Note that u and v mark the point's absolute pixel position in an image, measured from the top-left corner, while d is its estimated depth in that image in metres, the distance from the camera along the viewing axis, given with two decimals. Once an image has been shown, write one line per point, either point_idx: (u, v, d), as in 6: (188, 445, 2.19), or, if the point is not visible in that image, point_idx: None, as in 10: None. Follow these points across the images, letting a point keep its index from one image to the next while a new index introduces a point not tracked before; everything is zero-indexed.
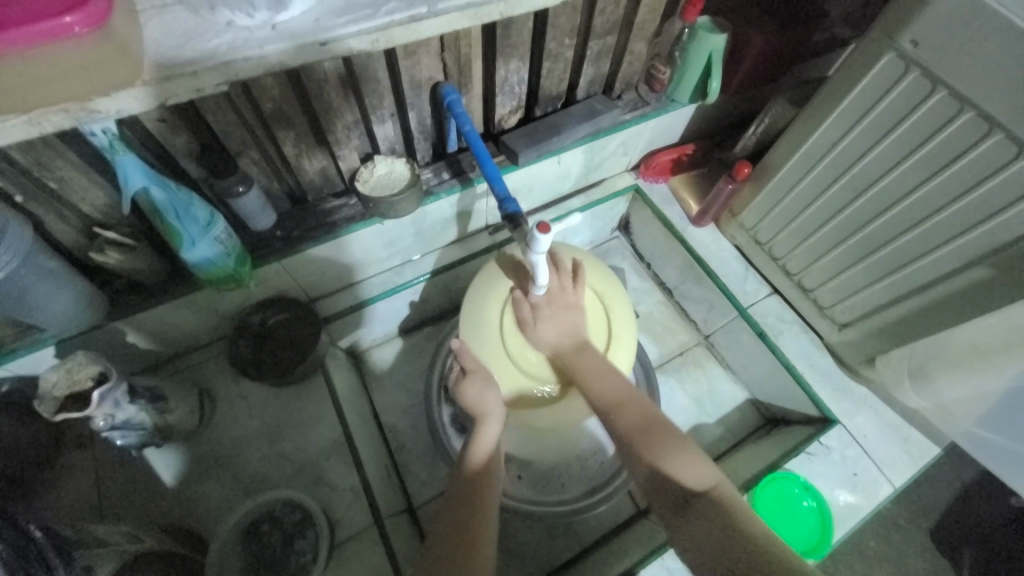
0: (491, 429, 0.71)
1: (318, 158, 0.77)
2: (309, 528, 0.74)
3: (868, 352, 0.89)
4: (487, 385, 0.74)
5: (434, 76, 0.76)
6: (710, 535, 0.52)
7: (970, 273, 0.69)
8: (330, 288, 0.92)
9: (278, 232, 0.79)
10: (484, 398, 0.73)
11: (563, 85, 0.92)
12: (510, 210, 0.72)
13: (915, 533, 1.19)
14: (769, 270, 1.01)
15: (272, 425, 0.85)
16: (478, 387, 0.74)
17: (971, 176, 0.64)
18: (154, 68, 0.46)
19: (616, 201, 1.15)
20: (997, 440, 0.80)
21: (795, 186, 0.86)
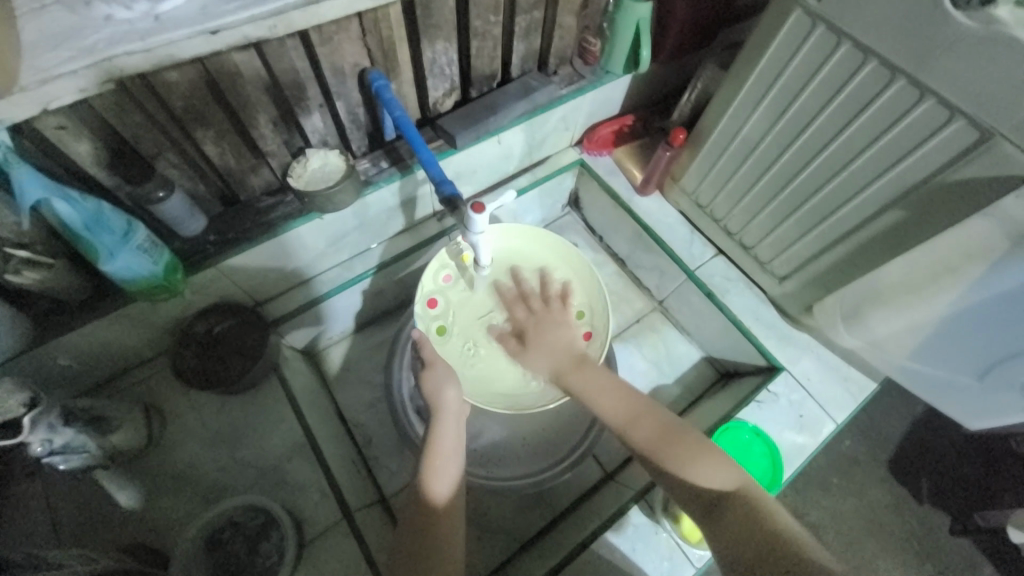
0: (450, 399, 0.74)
1: (246, 155, 0.75)
2: (274, 529, 0.74)
3: (806, 300, 0.94)
4: (445, 380, 0.75)
5: (358, 62, 0.75)
6: (738, 531, 0.57)
7: (885, 216, 0.74)
8: (277, 289, 0.90)
9: (212, 235, 0.77)
10: (441, 396, 0.74)
11: (495, 64, 0.91)
12: (447, 192, 0.72)
13: (870, 466, 1.27)
14: (713, 232, 1.04)
15: (231, 432, 0.83)
16: (434, 386, 0.74)
17: (878, 124, 0.67)
18: (36, 73, 0.44)
19: (563, 176, 1.15)
20: (925, 371, 0.87)
21: (727, 147, 0.89)
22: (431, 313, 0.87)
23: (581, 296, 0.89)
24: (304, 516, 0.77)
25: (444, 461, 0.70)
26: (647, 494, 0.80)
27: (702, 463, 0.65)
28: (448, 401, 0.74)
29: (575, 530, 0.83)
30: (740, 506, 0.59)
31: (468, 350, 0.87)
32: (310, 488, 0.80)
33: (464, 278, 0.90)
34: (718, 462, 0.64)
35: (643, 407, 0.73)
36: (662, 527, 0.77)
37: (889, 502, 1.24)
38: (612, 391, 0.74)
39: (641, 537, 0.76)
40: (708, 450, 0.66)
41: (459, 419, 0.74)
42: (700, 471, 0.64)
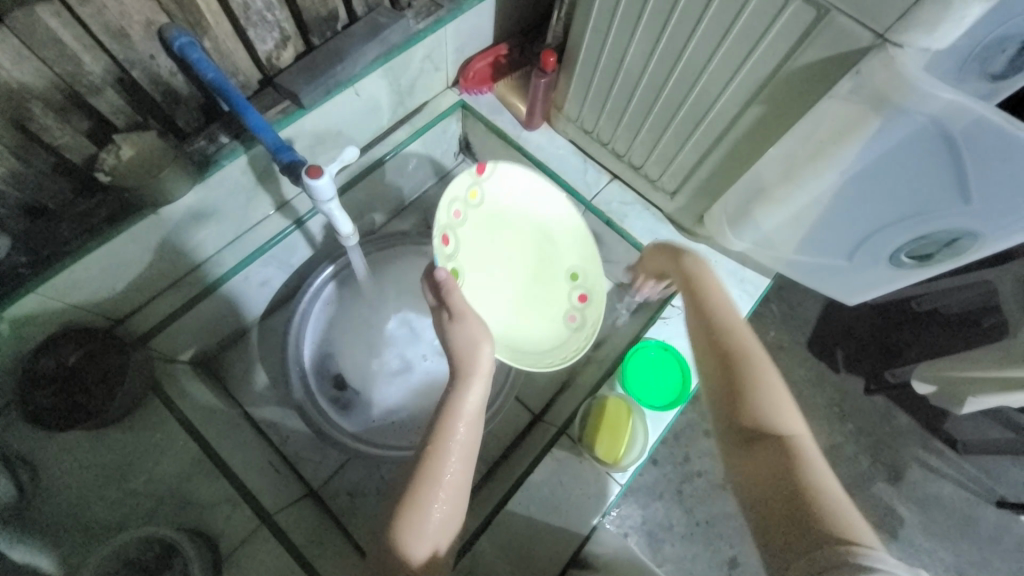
0: (473, 388, 0.67)
1: (33, 152, 0.63)
2: (176, 558, 0.65)
3: (697, 211, 0.94)
4: (478, 333, 0.70)
5: (144, 20, 0.62)
6: (774, 472, 0.50)
7: (746, 114, 0.73)
8: (136, 301, 0.80)
9: (23, 257, 0.66)
10: (477, 354, 0.69)
11: (330, 2, 0.80)
12: (285, 159, 0.64)
13: (791, 350, 1.38)
14: (603, 157, 1.01)
15: (117, 466, 0.71)
16: (463, 339, 0.70)
17: (724, 18, 0.65)
18: None
19: (446, 123, 1.07)
20: (803, 261, 0.92)
21: (596, 64, 0.85)
22: (446, 251, 0.79)
23: (574, 257, 0.90)
24: (215, 534, 0.70)
25: (444, 492, 0.58)
26: (568, 428, 0.82)
27: (786, 403, 0.55)
28: (485, 358, 0.69)
29: (508, 475, 0.84)
30: (785, 451, 0.51)
31: (483, 296, 0.86)
32: (217, 503, 0.73)
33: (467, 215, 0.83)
34: (788, 405, 0.55)
35: (742, 326, 0.65)
36: (585, 456, 0.80)
37: (812, 377, 1.36)
38: (725, 303, 0.68)
39: (565, 469, 0.79)
40: (783, 388, 0.57)
41: (477, 419, 0.65)
42: (781, 411, 0.55)
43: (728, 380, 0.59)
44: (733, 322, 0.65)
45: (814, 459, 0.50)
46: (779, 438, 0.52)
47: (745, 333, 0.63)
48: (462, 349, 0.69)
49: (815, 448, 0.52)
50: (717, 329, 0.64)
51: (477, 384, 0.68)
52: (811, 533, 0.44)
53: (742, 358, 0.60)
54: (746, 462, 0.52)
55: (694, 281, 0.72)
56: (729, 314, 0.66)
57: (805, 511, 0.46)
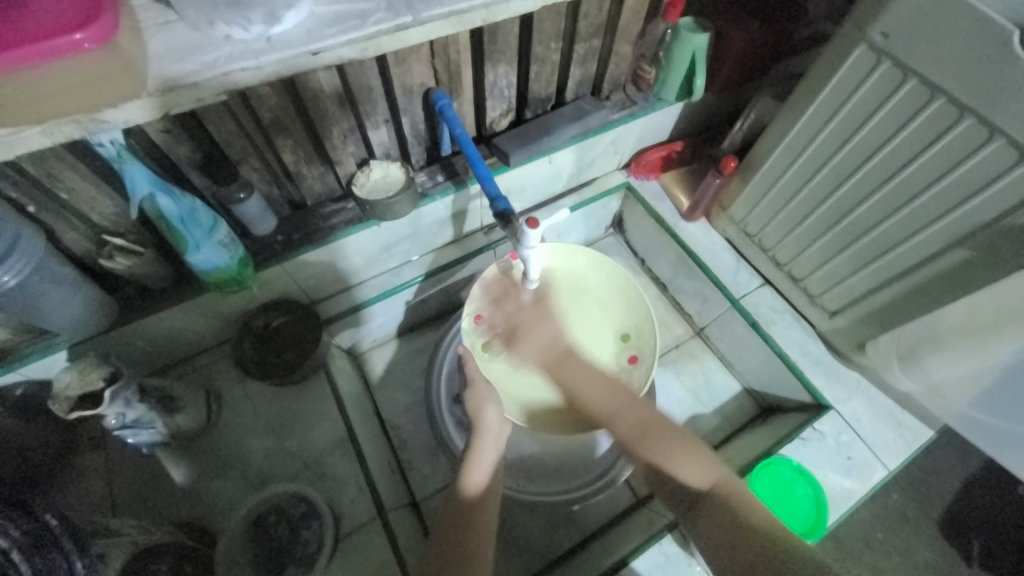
0: (485, 439, 0.75)
1: (316, 163, 0.80)
2: (314, 520, 0.76)
3: (859, 338, 0.90)
4: (489, 395, 0.79)
5: (425, 82, 0.79)
6: (714, 520, 0.64)
7: (947, 256, 0.71)
8: (331, 291, 0.95)
9: (280, 236, 0.82)
10: (483, 411, 0.77)
11: (552, 87, 0.95)
12: (501, 208, 0.74)
13: (922, 523, 1.18)
14: (759, 262, 1.03)
15: (279, 423, 0.87)
16: (477, 398, 0.78)
17: (944, 163, 0.66)
18: (158, 80, 0.51)
19: (609, 198, 1.17)
20: (987, 421, 0.82)
21: (780, 177, 0.89)
22: (478, 329, 0.90)
23: (625, 317, 0.95)
24: (341, 511, 0.79)
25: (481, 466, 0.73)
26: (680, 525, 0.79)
27: (689, 456, 0.70)
28: (490, 418, 0.77)
29: (607, 552, 0.82)
30: (718, 499, 0.65)
31: (513, 365, 0.90)
32: (348, 483, 0.82)
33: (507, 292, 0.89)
34: (694, 454, 0.70)
35: (621, 392, 0.79)
36: (696, 561, 0.75)
37: (945, 565, 1.15)
38: (589, 373, 0.81)
39: (672, 568, 0.75)
40: (689, 445, 0.71)
41: (494, 454, 0.75)
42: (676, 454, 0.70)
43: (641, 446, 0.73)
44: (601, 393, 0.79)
45: (741, 492, 0.65)
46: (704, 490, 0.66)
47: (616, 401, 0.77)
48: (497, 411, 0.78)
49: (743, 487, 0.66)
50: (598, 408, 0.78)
51: (491, 440, 0.76)
52: (760, 558, 0.58)
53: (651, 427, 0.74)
54: (699, 522, 0.66)
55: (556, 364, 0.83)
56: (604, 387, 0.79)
57: (764, 558, 0.57)
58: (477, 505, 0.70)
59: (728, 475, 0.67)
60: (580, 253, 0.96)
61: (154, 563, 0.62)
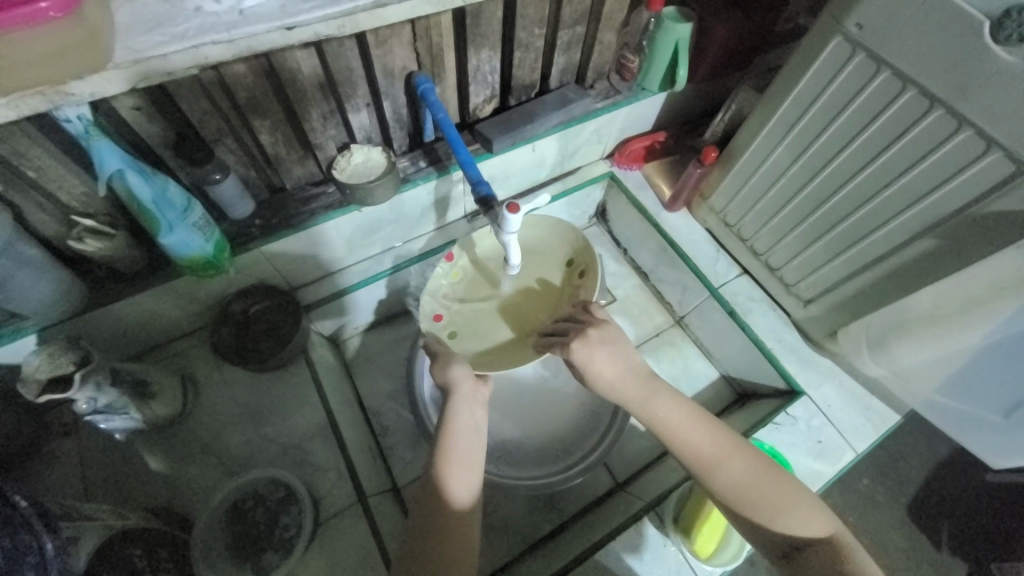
0: (457, 406, 0.72)
1: (295, 146, 0.79)
2: (293, 505, 0.76)
3: (831, 325, 0.93)
4: (451, 361, 0.76)
5: (407, 65, 0.78)
6: None
7: (916, 244, 0.73)
8: (311, 277, 0.93)
9: (258, 220, 0.81)
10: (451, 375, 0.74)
11: (536, 74, 0.94)
12: (483, 193, 0.74)
13: (889, 505, 1.23)
14: (738, 251, 1.05)
15: (258, 410, 0.86)
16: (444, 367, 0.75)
17: (915, 152, 0.68)
18: (127, 53, 0.49)
19: (592, 188, 1.17)
20: (950, 405, 0.86)
21: (759, 167, 0.90)
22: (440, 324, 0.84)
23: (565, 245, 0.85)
24: (321, 497, 0.79)
25: (459, 463, 0.66)
26: (657, 506, 0.81)
27: (800, 509, 0.59)
28: (462, 383, 0.74)
29: (585, 536, 0.83)
30: (835, 558, 0.56)
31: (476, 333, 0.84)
32: (328, 470, 0.82)
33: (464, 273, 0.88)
34: (806, 507, 0.60)
35: (711, 424, 0.66)
36: (671, 540, 0.78)
37: (909, 546, 1.19)
38: (688, 416, 0.66)
39: (648, 549, 0.76)
40: (799, 493, 0.61)
41: (476, 433, 0.70)
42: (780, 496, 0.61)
43: (746, 497, 0.60)
44: (696, 432, 0.65)
45: (848, 545, 0.57)
46: (811, 545, 0.57)
47: (717, 441, 0.64)
48: (467, 375, 0.74)
49: (852, 543, 0.58)
50: (697, 450, 0.64)
51: (463, 407, 0.72)
52: None
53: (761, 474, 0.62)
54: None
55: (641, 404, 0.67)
56: (681, 410, 0.66)
57: None
58: (456, 512, 0.63)
59: (842, 532, 0.59)
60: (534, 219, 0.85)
61: (130, 546, 0.62)
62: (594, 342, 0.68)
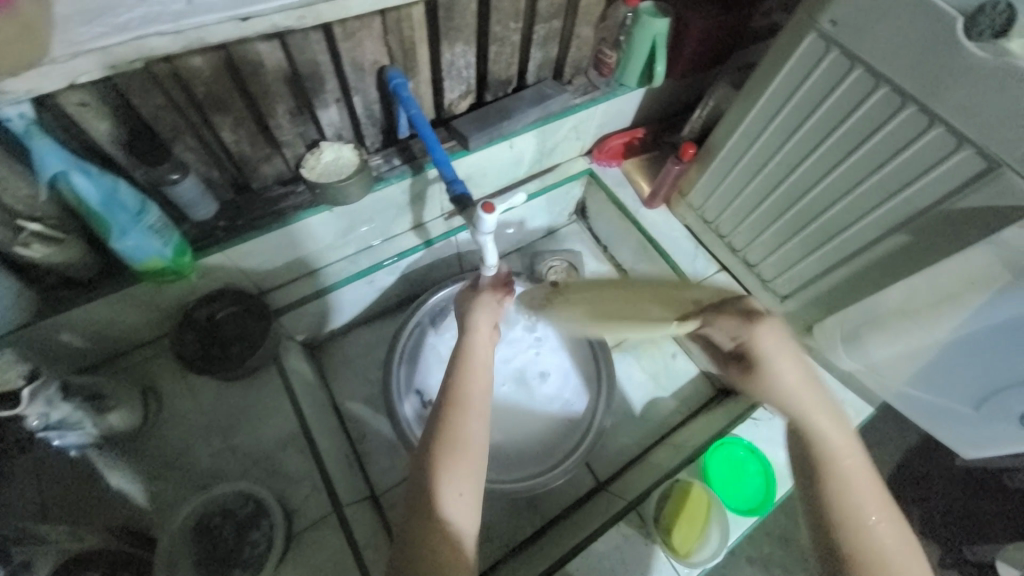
0: (479, 373, 0.61)
1: (261, 144, 0.75)
2: (264, 519, 0.73)
3: (807, 320, 0.94)
4: (487, 315, 0.69)
5: (378, 59, 0.75)
6: None
7: (888, 240, 0.75)
8: (282, 279, 0.90)
9: (221, 221, 0.77)
10: (480, 327, 0.67)
11: (512, 69, 0.92)
12: (458, 192, 0.72)
13: None
14: (717, 248, 1.05)
15: (227, 419, 0.83)
16: (473, 317, 0.68)
17: (886, 149, 0.68)
18: (66, 46, 0.46)
19: (571, 185, 1.16)
20: (921, 397, 0.88)
21: (736, 164, 0.90)
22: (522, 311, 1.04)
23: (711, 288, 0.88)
24: (294, 509, 0.76)
25: (458, 451, 0.55)
26: (639, 506, 0.80)
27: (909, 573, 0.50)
28: (480, 338, 0.65)
29: (566, 539, 0.82)
30: None
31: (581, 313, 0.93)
32: (302, 480, 0.79)
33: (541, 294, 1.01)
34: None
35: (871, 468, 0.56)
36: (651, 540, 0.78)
37: None
38: (847, 444, 0.57)
39: (630, 548, 0.76)
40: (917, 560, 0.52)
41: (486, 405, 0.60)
42: (890, 552, 0.51)
43: (850, 521, 0.53)
44: (852, 458, 0.56)
45: None
46: None
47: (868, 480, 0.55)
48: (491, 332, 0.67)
49: None
50: (836, 461, 0.56)
51: (479, 370, 0.62)
52: None
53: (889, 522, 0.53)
54: None
55: (798, 405, 0.59)
56: (840, 432, 0.58)
57: None
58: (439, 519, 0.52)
59: None
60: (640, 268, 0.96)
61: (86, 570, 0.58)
62: (778, 337, 0.60)
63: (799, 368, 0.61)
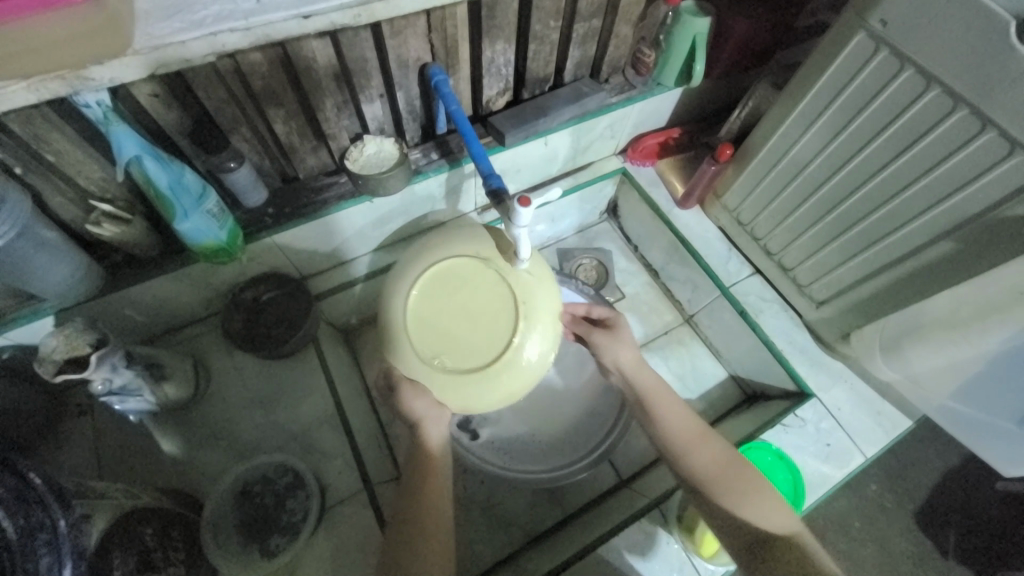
0: (434, 427, 0.68)
1: (308, 136, 0.79)
2: (300, 490, 0.77)
3: (844, 328, 0.92)
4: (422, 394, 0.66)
5: (422, 57, 0.78)
6: None
7: (934, 247, 0.72)
8: (323, 266, 0.94)
9: (270, 208, 0.82)
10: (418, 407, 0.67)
11: (550, 67, 0.93)
12: (494, 185, 0.74)
13: (896, 511, 1.22)
14: (751, 250, 1.04)
15: (267, 395, 0.87)
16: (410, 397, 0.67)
17: (934, 154, 0.66)
18: (146, 40, 0.50)
19: (604, 183, 1.16)
20: (966, 412, 0.84)
21: (775, 165, 0.89)
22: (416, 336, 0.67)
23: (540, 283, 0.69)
24: (327, 484, 0.80)
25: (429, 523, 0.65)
26: (661, 504, 0.80)
27: (763, 505, 0.65)
28: (427, 407, 0.67)
29: (583, 531, 0.83)
30: (797, 557, 0.60)
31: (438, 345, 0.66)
32: (335, 457, 0.83)
33: (435, 290, 0.67)
34: (771, 502, 0.65)
35: (706, 432, 0.71)
36: (673, 538, 0.78)
37: (916, 552, 1.18)
38: (676, 408, 0.72)
39: (651, 545, 0.76)
40: (766, 492, 0.66)
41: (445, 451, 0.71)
42: (752, 494, 0.65)
43: (712, 487, 0.66)
44: (689, 427, 0.71)
45: (806, 544, 0.62)
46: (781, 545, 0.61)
47: (708, 443, 0.70)
48: (435, 403, 0.67)
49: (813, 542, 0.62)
50: (679, 436, 0.70)
51: (435, 429, 0.68)
52: None
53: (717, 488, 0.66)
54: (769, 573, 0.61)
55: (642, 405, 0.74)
56: (678, 414, 0.71)
57: None
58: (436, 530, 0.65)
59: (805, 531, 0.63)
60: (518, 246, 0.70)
61: (137, 525, 0.63)
62: (618, 339, 0.75)
63: (633, 358, 0.75)
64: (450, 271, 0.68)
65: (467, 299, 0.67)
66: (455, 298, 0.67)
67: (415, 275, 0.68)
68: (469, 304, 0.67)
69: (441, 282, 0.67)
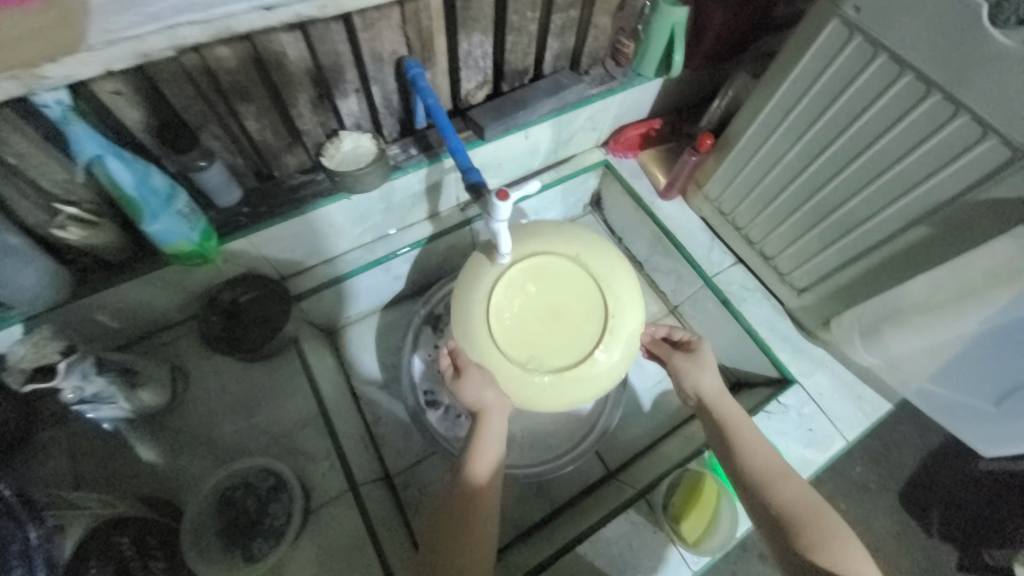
0: (491, 424, 0.71)
1: (283, 133, 0.77)
2: (284, 493, 0.76)
3: (824, 314, 0.93)
4: (487, 383, 0.71)
5: (397, 50, 0.76)
6: None
7: (910, 232, 0.73)
8: (303, 265, 0.93)
9: (245, 208, 0.80)
10: (480, 395, 0.71)
11: (529, 60, 0.92)
12: (473, 180, 0.73)
13: (879, 493, 1.24)
14: (733, 240, 1.04)
15: (248, 399, 0.86)
16: (473, 385, 0.71)
17: (907, 139, 0.67)
18: (99, 35, 0.48)
19: (587, 176, 1.16)
20: (944, 394, 0.86)
21: (754, 154, 0.89)
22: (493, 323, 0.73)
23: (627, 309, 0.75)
24: (312, 486, 0.79)
25: (483, 520, 0.65)
26: (647, 494, 0.81)
27: (846, 547, 0.60)
28: (489, 400, 0.71)
29: (572, 524, 0.84)
30: None
31: (515, 335, 0.73)
32: (320, 459, 0.82)
33: (521, 288, 0.74)
34: (856, 551, 0.60)
35: (790, 472, 0.68)
36: (660, 527, 0.78)
37: (899, 532, 1.21)
38: (757, 442, 0.71)
39: (638, 534, 0.77)
40: (850, 539, 0.61)
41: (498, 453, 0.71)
42: (832, 537, 0.61)
43: (788, 518, 0.63)
44: (769, 460, 0.69)
45: None
46: None
47: (786, 478, 0.67)
48: (499, 396, 0.72)
49: None
50: (757, 465, 0.68)
51: (496, 422, 0.71)
52: None
53: (793, 522, 0.62)
54: None
55: (722, 429, 0.73)
56: (760, 445, 0.71)
57: None
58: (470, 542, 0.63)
59: None
60: (609, 267, 0.77)
61: (114, 535, 0.61)
62: (701, 363, 0.78)
63: (715, 385, 0.77)
64: (538, 274, 0.75)
65: (554, 302, 0.74)
66: (540, 306, 0.74)
67: (495, 271, 0.74)
68: (555, 307, 0.74)
69: (529, 279, 0.74)
